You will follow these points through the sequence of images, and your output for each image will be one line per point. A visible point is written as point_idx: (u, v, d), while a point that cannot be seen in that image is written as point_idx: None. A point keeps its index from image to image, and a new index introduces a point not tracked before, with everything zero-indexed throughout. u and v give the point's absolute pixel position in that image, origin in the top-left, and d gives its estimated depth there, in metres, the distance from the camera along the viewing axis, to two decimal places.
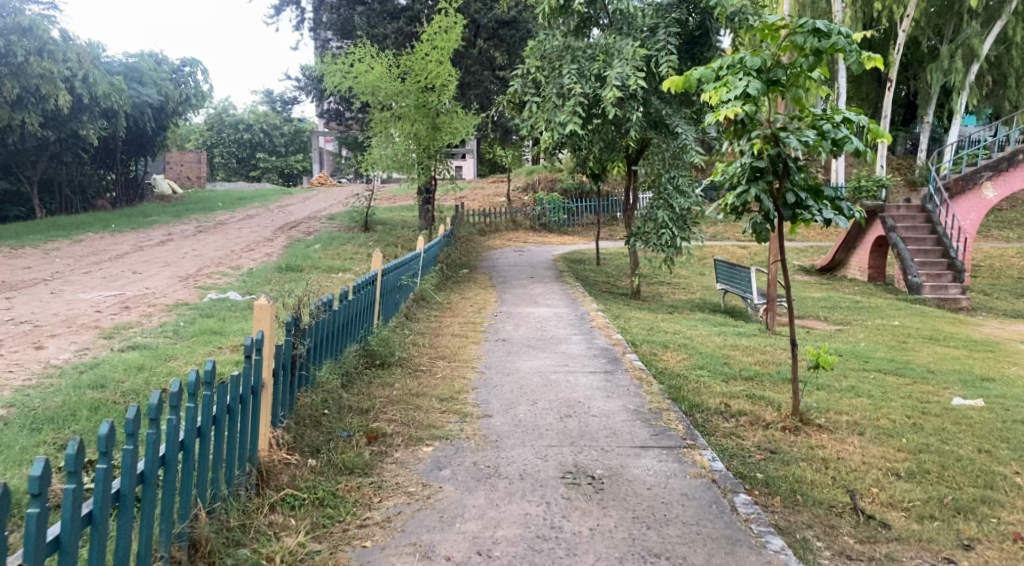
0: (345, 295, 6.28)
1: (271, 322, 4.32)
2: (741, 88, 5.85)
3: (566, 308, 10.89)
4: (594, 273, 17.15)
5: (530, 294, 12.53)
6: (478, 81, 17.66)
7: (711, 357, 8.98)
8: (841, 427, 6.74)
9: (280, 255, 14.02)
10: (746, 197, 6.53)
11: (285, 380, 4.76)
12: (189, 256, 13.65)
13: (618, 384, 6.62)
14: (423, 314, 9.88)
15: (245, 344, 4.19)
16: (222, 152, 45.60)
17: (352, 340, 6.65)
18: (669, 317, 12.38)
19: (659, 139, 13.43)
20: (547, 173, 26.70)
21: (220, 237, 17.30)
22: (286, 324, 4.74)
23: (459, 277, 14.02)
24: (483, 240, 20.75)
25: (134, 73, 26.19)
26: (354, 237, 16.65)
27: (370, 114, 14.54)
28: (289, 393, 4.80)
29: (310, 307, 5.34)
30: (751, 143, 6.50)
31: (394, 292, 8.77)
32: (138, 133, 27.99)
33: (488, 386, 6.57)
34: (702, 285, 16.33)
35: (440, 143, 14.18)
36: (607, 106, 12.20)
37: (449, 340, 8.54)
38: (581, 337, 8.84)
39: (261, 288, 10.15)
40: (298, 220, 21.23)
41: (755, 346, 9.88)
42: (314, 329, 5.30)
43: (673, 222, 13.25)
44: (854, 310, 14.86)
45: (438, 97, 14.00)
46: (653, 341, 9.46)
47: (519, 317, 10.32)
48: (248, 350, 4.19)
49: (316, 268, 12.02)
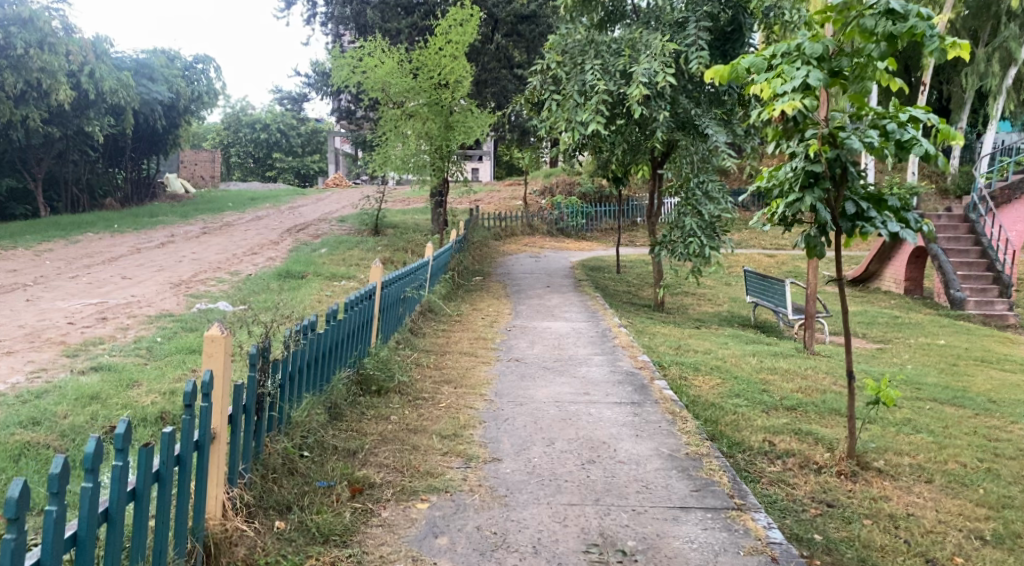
0: (335, 314, 5.46)
1: (223, 358, 3.65)
2: (799, 78, 4.99)
3: (585, 323, 10.04)
4: (615, 282, 16.31)
5: (547, 305, 11.72)
6: (494, 79, 16.86)
7: (747, 383, 8.12)
8: (903, 472, 5.89)
9: (284, 259, 13.26)
10: (799, 206, 5.68)
11: (247, 425, 4.03)
12: (188, 259, 12.89)
13: (647, 420, 5.76)
14: (428, 329, 9.03)
15: (187, 390, 3.49)
16: (238, 152, 45.09)
17: (345, 365, 5.84)
18: (697, 333, 11.55)
19: (687, 141, 12.58)
20: (566, 176, 25.86)
21: (223, 238, 16.58)
22: (251, 355, 3.96)
23: (473, 286, 13.22)
24: (499, 245, 19.98)
25: (145, 69, 25.53)
26: (363, 241, 15.90)
27: (381, 111, 13.74)
28: (252, 439, 4.06)
29: (286, 335, 4.55)
30: (805, 144, 5.68)
31: (397, 305, 7.94)
32: (149, 131, 27.36)
33: (498, 418, 5.73)
34: (729, 297, 15.46)
35: (454, 143, 13.36)
36: (633, 104, 11.35)
37: (457, 360, 7.71)
38: (603, 359, 7.98)
39: (256, 298, 9.36)
40: (308, 222, 20.51)
41: (793, 369, 9.03)
42: (288, 361, 4.50)
43: (701, 230, 12.32)
44: (892, 326, 13.96)
45: (452, 93, 13.17)
46: (682, 363, 8.60)
47: (535, 332, 9.46)
48: (189, 399, 3.49)
49: (319, 275, 11.26)
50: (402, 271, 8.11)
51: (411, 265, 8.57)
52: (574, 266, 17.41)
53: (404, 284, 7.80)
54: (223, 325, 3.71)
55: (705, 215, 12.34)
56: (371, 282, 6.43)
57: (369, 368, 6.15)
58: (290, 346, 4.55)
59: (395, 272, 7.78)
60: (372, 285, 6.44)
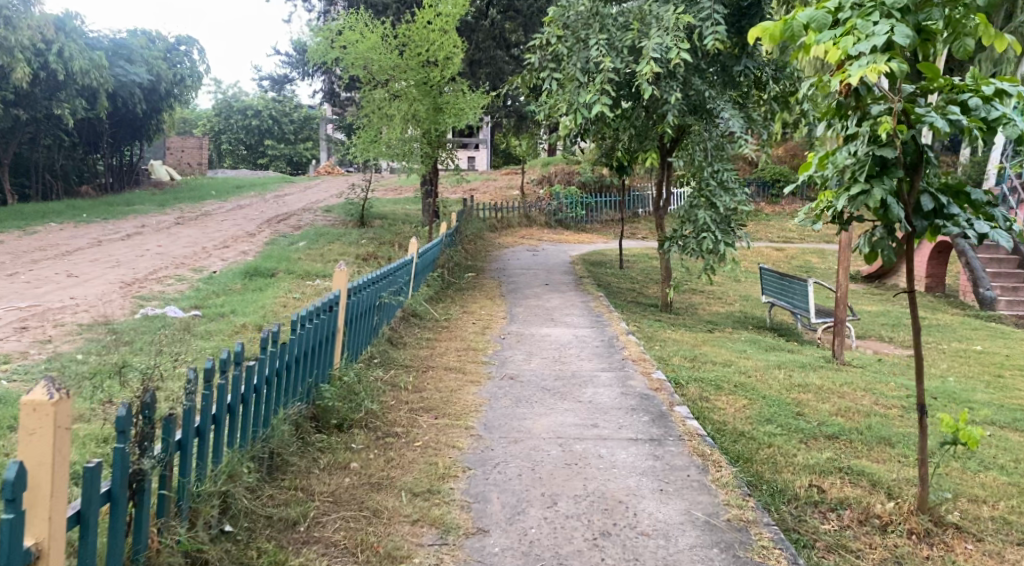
0: (277, 338, 4.30)
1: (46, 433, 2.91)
2: (882, 35, 3.86)
3: (590, 330, 8.88)
4: (617, 278, 15.20)
5: (545, 306, 10.60)
6: (488, 59, 15.67)
7: (781, 406, 6.95)
8: (987, 529, 4.80)
9: (257, 254, 12.11)
10: (868, 201, 4.52)
11: (118, 517, 3.14)
12: (150, 254, 11.70)
13: (673, 465, 4.68)
14: (410, 339, 7.85)
15: None
16: (229, 139, 43.72)
17: (296, 399, 4.68)
18: (714, 338, 10.44)
19: (699, 126, 11.44)
20: (565, 165, 24.66)
21: (195, 230, 15.40)
22: (115, 419, 3.07)
23: (464, 284, 12.07)
24: (494, 237, 18.86)
25: (122, 50, 24.29)
26: (346, 234, 14.75)
27: (364, 92, 12.54)
28: (122, 536, 3.15)
29: (187, 376, 3.47)
30: (873, 123, 4.55)
31: (370, 314, 6.79)
32: (128, 116, 26.09)
33: (486, 463, 4.63)
34: (741, 295, 14.35)
35: (444, 127, 12.10)
36: (643, 83, 10.18)
37: (440, 378, 6.55)
38: (611, 376, 6.84)
39: (212, 302, 8.20)
40: (290, 212, 19.33)
41: (827, 386, 7.88)
42: (187, 416, 3.48)
43: (715, 224, 11.15)
44: (920, 329, 12.86)
45: (441, 72, 11.94)
46: (703, 379, 7.44)
47: (530, 342, 8.27)
48: None
49: (291, 273, 10.10)
50: (376, 274, 6.97)
51: (391, 265, 7.43)
52: (574, 261, 16.28)
53: (379, 289, 6.66)
54: (64, 388, 3.00)
55: (720, 207, 11.13)
56: (336, 289, 5.30)
57: (329, 397, 4.99)
58: (192, 394, 3.48)
59: (368, 275, 6.65)
60: (336, 293, 5.31)
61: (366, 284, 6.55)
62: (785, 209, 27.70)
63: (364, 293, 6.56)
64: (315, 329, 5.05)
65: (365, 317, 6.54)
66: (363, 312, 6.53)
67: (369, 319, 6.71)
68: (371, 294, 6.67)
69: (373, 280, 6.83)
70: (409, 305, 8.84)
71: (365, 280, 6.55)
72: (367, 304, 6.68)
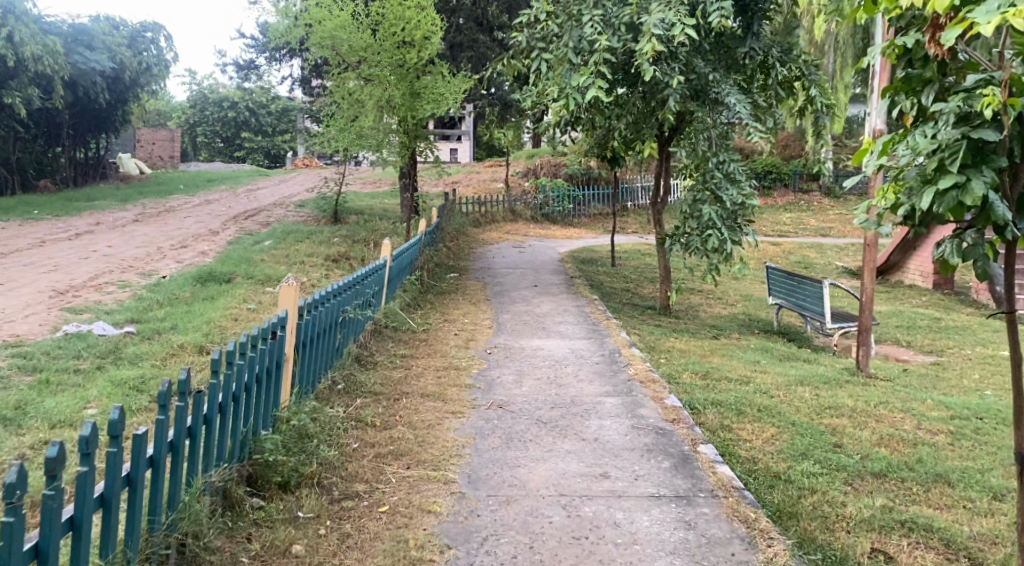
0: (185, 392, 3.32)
1: None
2: None
3: (587, 343, 7.83)
4: (610, 277, 14.20)
5: (535, 313, 9.56)
6: (471, 42, 14.71)
7: (816, 438, 5.90)
8: None
9: (217, 255, 11.01)
10: (965, 198, 3.47)
11: None
12: (96, 256, 10.59)
13: (710, 539, 3.71)
14: (382, 356, 6.81)
15: None
16: (205, 131, 42.27)
17: (215, 461, 3.63)
18: (721, 348, 9.43)
19: (702, 112, 10.44)
20: (551, 157, 23.59)
21: (154, 227, 14.26)
22: None
23: (446, 288, 11.00)
24: (477, 233, 17.79)
25: (83, 36, 23.15)
26: (317, 231, 13.66)
27: (335, 76, 11.43)
28: None
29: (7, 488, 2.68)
30: (973, 97, 3.54)
31: (328, 333, 5.67)
32: (91, 106, 24.91)
33: (472, 539, 3.65)
34: (743, 294, 13.37)
35: (421, 114, 10.93)
36: (644, 63, 9.09)
37: (416, 410, 5.51)
38: (617, 404, 5.79)
39: (153, 315, 7.14)
40: (260, 207, 18.20)
41: (860, 407, 6.86)
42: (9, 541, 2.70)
43: (721, 221, 10.11)
44: (938, 332, 11.88)
45: (419, 53, 10.80)
46: (721, 403, 6.40)
47: (519, 358, 7.21)
48: None
49: (251, 278, 9.03)
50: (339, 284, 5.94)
51: (358, 272, 6.39)
52: (563, 259, 15.24)
53: (338, 303, 5.61)
54: None
55: (726, 202, 10.12)
56: (280, 311, 4.25)
57: (271, 450, 4.01)
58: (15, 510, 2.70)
59: (327, 287, 5.62)
60: (281, 315, 4.26)
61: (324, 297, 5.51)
62: (778, 201, 26.78)
63: (320, 308, 5.51)
64: (254, 361, 4.02)
65: (322, 336, 5.49)
66: (318, 331, 5.48)
67: (327, 337, 5.66)
68: (330, 309, 5.62)
69: (333, 292, 5.78)
70: (384, 315, 7.83)
71: (323, 293, 5.51)
72: (324, 320, 5.63)
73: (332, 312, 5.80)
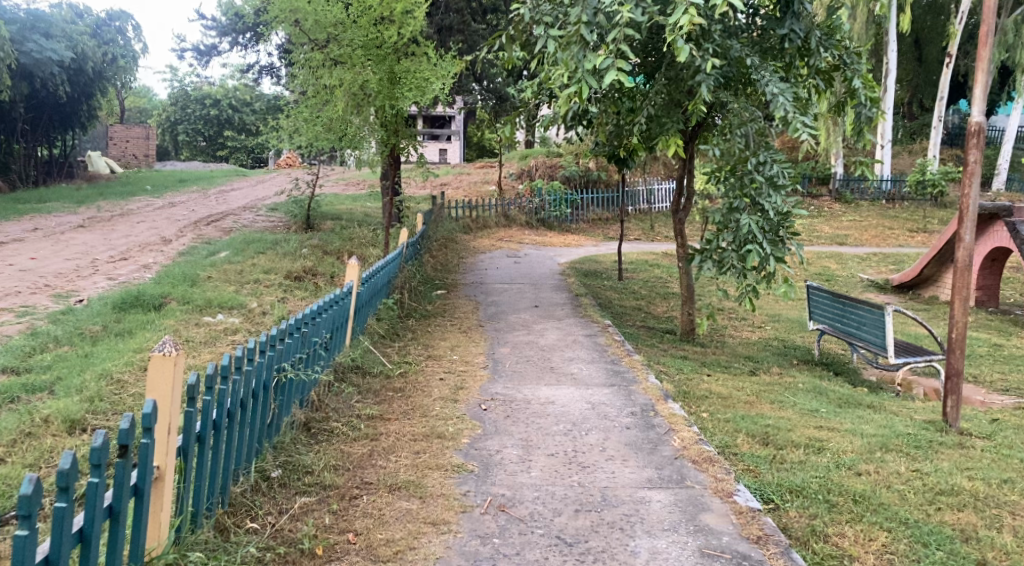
0: None
1: None
2: None
3: (610, 395, 6.06)
4: (617, 293, 12.47)
5: (538, 346, 7.82)
6: (461, 25, 13.05)
7: (953, 554, 4.17)
8: None
9: (158, 271, 9.27)
10: None
11: None
12: (10, 271, 8.82)
13: None
14: (341, 419, 5.11)
15: None
16: (187, 129, 40.36)
17: None
18: (766, 390, 7.72)
19: (737, 105, 8.80)
20: (546, 157, 21.87)
21: (98, 234, 12.49)
22: None
23: (430, 311, 9.23)
24: (467, 240, 16.09)
25: (41, 23, 21.48)
26: (283, 240, 11.91)
27: (303, 60, 9.68)
28: None
29: None
30: None
31: (252, 403, 3.99)
32: (50, 99, 23.24)
33: None
34: (773, 314, 11.62)
35: (403, 103, 9.01)
36: (677, 41, 7.38)
37: (385, 521, 3.86)
38: (670, 506, 4.10)
39: (36, 360, 5.38)
40: (227, 211, 16.47)
41: (984, 488, 5.09)
42: None
43: (763, 233, 8.37)
44: (1005, 363, 10.15)
45: (400, 31, 8.97)
46: (803, 492, 4.69)
47: (524, 419, 5.45)
48: None
49: (188, 304, 7.29)
50: (275, 334, 4.23)
51: (304, 317, 4.71)
52: (563, 271, 13.50)
53: (261, 370, 3.89)
54: None
55: (769, 210, 8.35)
56: (131, 422, 2.94)
57: None
58: None
59: (252, 344, 3.94)
60: (133, 430, 2.95)
61: (243, 362, 3.81)
62: None
63: (237, 378, 3.78)
64: (59, 512, 2.84)
65: (238, 415, 3.76)
66: (231, 409, 3.75)
67: (246, 416, 3.91)
68: (251, 379, 3.89)
69: (262, 347, 4.05)
70: (350, 356, 6.12)
71: (242, 357, 3.80)
72: (245, 390, 3.90)
73: (261, 375, 4.07)
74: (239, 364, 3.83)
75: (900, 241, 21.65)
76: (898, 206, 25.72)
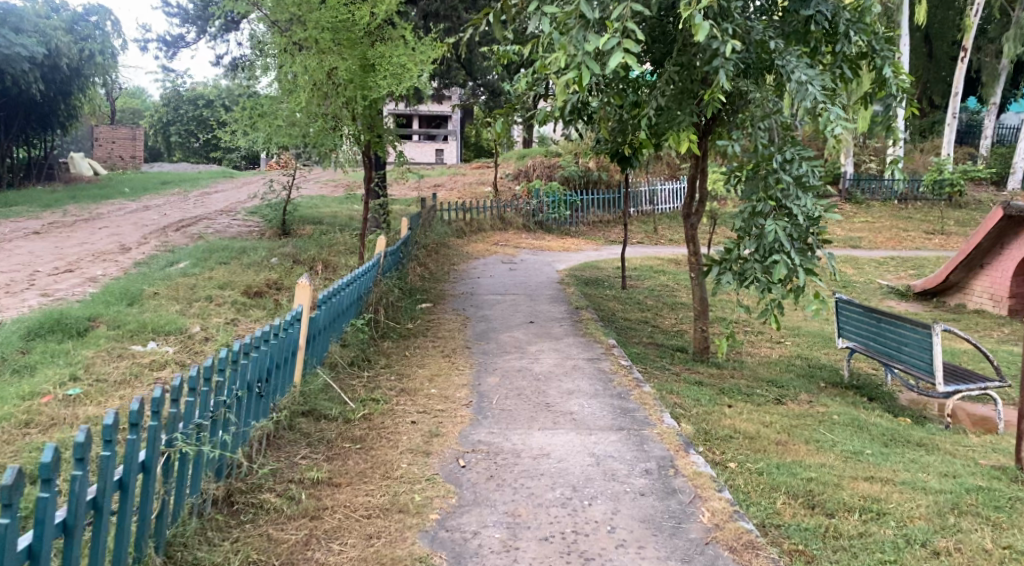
0: None
1: None
2: None
3: (619, 444, 4.95)
4: (620, 303, 11.39)
5: (532, 373, 6.70)
6: (449, 10, 11.94)
7: None
8: None
9: (102, 286, 8.19)
10: None
11: None
12: None
13: None
14: (278, 486, 4.08)
15: None
16: (179, 130, 39.24)
17: None
18: (798, 424, 6.60)
19: (759, 95, 7.69)
20: (544, 157, 20.76)
21: (53, 242, 11.39)
22: None
23: (410, 329, 8.10)
24: (460, 245, 15.01)
25: (11, 17, 20.23)
26: (254, 248, 10.83)
27: (268, 45, 8.54)
28: None
29: None
30: None
31: (109, 501, 3.21)
32: (22, 97, 22.11)
33: None
34: (793, 328, 10.51)
35: (377, 94, 7.86)
36: (694, 18, 6.21)
37: None
38: None
39: None
40: (202, 215, 15.37)
41: None
42: None
43: (793, 241, 7.16)
44: None
45: (373, 10, 7.82)
46: None
47: (513, 481, 4.37)
48: None
49: (119, 328, 6.21)
50: (159, 401, 3.41)
51: (223, 363, 3.85)
52: (561, 280, 12.40)
53: (116, 463, 3.13)
54: None
55: (798, 215, 7.14)
56: None
57: None
58: None
59: (110, 424, 3.15)
60: None
61: (87, 454, 3.05)
62: None
63: (75, 479, 3.04)
64: None
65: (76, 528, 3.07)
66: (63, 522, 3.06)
67: (107, 515, 3.18)
68: (104, 472, 3.13)
69: (134, 423, 3.26)
70: (298, 399, 5.05)
71: (84, 449, 3.04)
72: (96, 488, 3.15)
73: (132, 458, 3.28)
74: (83, 457, 3.06)
75: (917, 244, 20.55)
76: (911, 206, 24.58)
